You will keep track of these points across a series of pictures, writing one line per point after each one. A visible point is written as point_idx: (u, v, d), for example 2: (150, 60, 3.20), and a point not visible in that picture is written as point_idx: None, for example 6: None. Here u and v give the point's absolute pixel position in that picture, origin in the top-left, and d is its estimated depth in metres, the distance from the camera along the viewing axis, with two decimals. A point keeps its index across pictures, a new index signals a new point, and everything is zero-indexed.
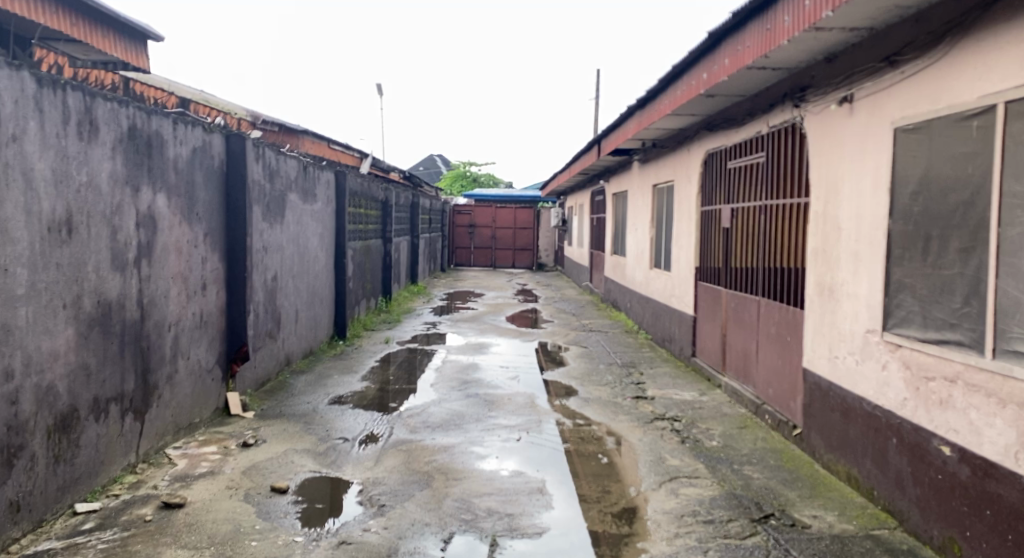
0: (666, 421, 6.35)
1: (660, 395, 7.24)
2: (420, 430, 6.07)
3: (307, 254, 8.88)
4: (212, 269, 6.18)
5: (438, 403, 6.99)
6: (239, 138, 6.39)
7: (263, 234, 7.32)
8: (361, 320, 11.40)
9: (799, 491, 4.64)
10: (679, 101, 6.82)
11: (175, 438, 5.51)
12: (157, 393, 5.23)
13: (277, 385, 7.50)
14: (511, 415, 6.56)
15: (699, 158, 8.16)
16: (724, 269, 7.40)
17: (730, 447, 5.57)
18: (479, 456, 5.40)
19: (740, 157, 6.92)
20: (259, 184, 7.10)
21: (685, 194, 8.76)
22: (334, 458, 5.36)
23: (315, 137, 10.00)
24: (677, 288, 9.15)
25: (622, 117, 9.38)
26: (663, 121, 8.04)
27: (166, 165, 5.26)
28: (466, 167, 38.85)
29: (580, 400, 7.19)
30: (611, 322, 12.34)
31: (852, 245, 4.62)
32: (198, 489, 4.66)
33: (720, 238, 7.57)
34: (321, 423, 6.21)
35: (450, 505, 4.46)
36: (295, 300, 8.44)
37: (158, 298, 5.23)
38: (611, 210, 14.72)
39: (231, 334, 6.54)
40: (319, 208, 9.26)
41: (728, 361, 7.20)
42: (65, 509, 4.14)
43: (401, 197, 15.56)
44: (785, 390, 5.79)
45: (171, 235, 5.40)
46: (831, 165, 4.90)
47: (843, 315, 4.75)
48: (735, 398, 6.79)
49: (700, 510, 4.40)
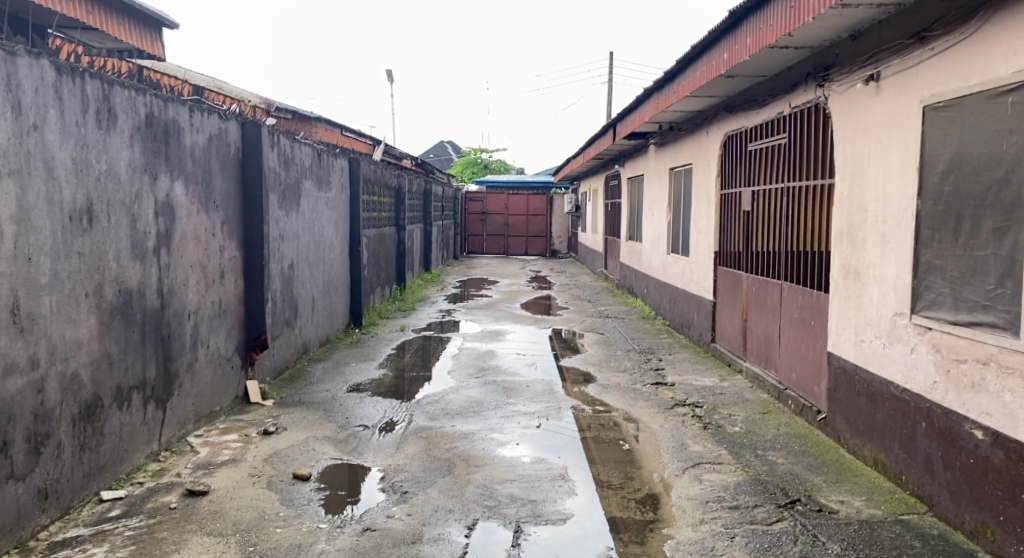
0: (687, 407, 6.31)
1: (680, 381, 7.20)
2: (440, 417, 6.05)
3: (323, 242, 8.86)
4: (230, 258, 6.17)
5: (456, 390, 6.96)
6: (255, 126, 6.36)
7: (279, 222, 7.30)
8: (376, 308, 11.39)
9: (825, 477, 4.59)
10: (698, 83, 6.73)
11: (196, 426, 5.51)
12: (178, 381, 5.23)
13: (295, 373, 7.50)
14: (530, 402, 6.53)
15: (718, 141, 8.07)
16: (745, 253, 7.32)
17: (753, 433, 5.53)
18: (500, 443, 5.38)
19: (761, 140, 6.84)
20: (274, 171, 7.08)
21: (704, 178, 8.68)
22: (354, 445, 5.35)
23: (328, 125, 9.97)
24: (696, 273, 9.09)
25: (638, 101, 9.29)
26: (681, 104, 7.96)
27: (183, 153, 5.24)
28: (478, 154, 38.76)
29: (599, 387, 7.15)
30: (627, 309, 12.29)
31: (879, 227, 4.56)
32: (221, 477, 4.66)
33: (740, 222, 7.49)
34: (341, 411, 6.21)
35: (473, 491, 4.44)
36: (312, 288, 8.44)
37: (178, 286, 5.22)
38: (626, 195, 14.63)
39: (249, 322, 6.53)
40: (333, 195, 9.24)
41: (749, 346, 7.14)
42: (91, 497, 4.14)
43: (415, 184, 15.51)
44: (808, 374, 5.74)
45: (189, 224, 5.38)
46: (857, 145, 4.82)
47: (869, 298, 4.68)
48: (757, 384, 6.74)
49: (725, 496, 4.36)
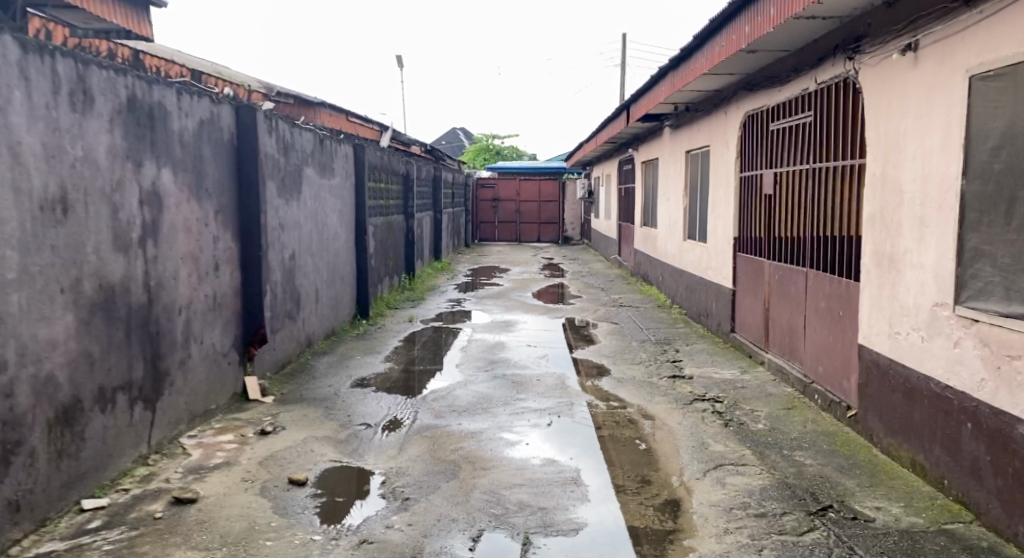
0: (707, 402, 5.99)
1: (699, 373, 6.88)
2: (446, 414, 5.76)
3: (327, 231, 8.58)
4: (225, 249, 5.88)
5: (464, 385, 6.67)
6: (250, 110, 6.06)
7: (279, 211, 7.01)
8: (384, 298, 11.11)
9: (859, 480, 4.26)
10: (717, 59, 6.37)
11: (190, 426, 5.24)
12: (169, 379, 4.96)
13: (297, 368, 7.23)
14: (542, 398, 6.22)
15: (737, 121, 7.71)
16: (766, 240, 6.97)
17: (778, 431, 5.20)
18: (510, 443, 5.08)
19: (784, 119, 6.47)
20: (273, 157, 6.78)
21: (722, 160, 8.31)
22: (355, 446, 5.07)
23: (333, 110, 9.66)
24: (714, 260, 8.74)
25: (652, 81, 8.93)
26: (698, 82, 7.59)
27: (171, 139, 4.95)
28: (489, 141, 38.40)
29: (614, 380, 6.84)
30: (641, 297, 11.95)
31: (917, 210, 4.21)
32: (212, 483, 4.39)
33: (761, 206, 7.13)
34: (343, 408, 5.92)
35: (479, 498, 4.14)
36: (315, 279, 8.16)
37: (167, 280, 4.94)
38: (640, 180, 14.27)
39: (247, 316, 6.25)
40: (337, 182, 8.95)
41: (771, 337, 6.80)
42: (70, 506, 3.87)
43: (424, 171, 15.18)
44: (837, 368, 5.39)
45: (178, 214, 5.09)
46: (892, 121, 4.47)
47: (906, 286, 4.34)
48: (780, 376, 6.40)
49: (751, 502, 4.04)
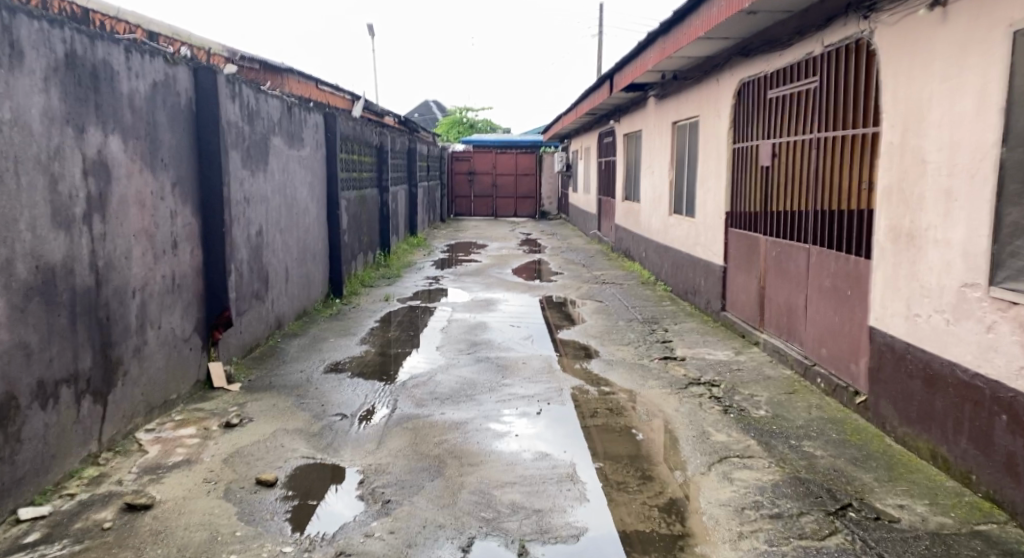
0: (703, 386, 5.65)
1: (692, 355, 6.55)
2: (428, 403, 5.37)
3: (296, 205, 8.10)
4: (185, 224, 5.41)
5: (446, 369, 6.29)
6: (209, 73, 5.58)
7: (244, 183, 6.54)
8: (358, 276, 10.65)
9: (877, 473, 3.93)
10: (714, 21, 5.97)
11: (147, 419, 4.80)
12: (123, 369, 4.51)
13: (266, 352, 6.78)
14: (529, 383, 5.85)
15: (730, 89, 7.32)
16: (763, 214, 6.63)
17: (782, 418, 4.88)
18: (497, 435, 4.70)
19: (785, 86, 6.11)
20: (236, 125, 6.30)
21: (713, 130, 7.94)
22: (329, 440, 4.67)
23: (302, 77, 9.14)
24: (702, 236, 8.40)
25: (639, 48, 8.51)
26: (691, 48, 7.19)
27: (119, 103, 4.48)
28: (463, 113, 37.74)
29: (603, 363, 6.48)
30: (624, 273, 11.61)
31: (942, 181, 3.88)
32: (171, 484, 3.97)
33: (757, 179, 6.78)
34: (317, 397, 5.51)
35: (468, 500, 3.78)
36: (284, 257, 7.69)
37: (118, 259, 4.47)
38: (622, 152, 13.89)
39: (210, 297, 5.80)
40: (307, 153, 8.45)
41: (767, 317, 6.47)
42: (5, 517, 3.44)
43: (397, 143, 14.64)
44: (842, 350, 5.06)
45: (130, 186, 4.62)
46: (914, 84, 4.11)
47: (928, 264, 4.01)
48: (777, 358, 6.08)
49: (763, 501, 3.71)
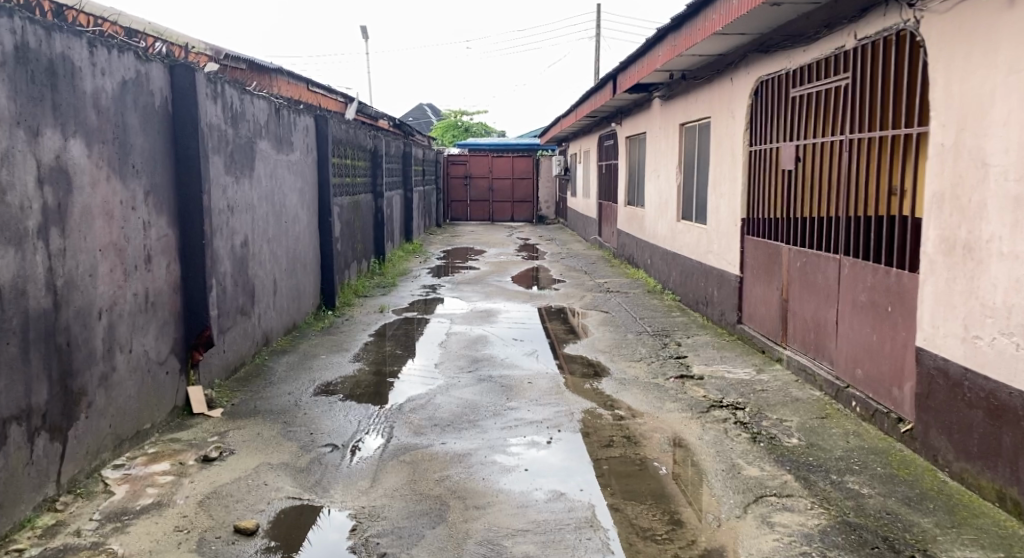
0: (726, 410, 5.19)
1: (710, 373, 6.09)
2: (426, 431, 4.91)
3: (285, 213, 7.63)
4: (159, 236, 4.94)
5: (445, 390, 5.83)
6: (187, 70, 5.12)
7: (228, 190, 6.07)
8: (351, 286, 10.18)
9: (937, 517, 3.48)
10: (734, 14, 5.53)
11: (116, 453, 4.32)
12: (87, 400, 4.03)
13: (252, 372, 6.30)
14: (536, 407, 5.39)
15: (747, 88, 6.88)
16: (785, 222, 6.19)
17: (818, 448, 4.41)
18: (504, 470, 4.24)
19: (811, 84, 5.67)
20: (217, 128, 5.83)
21: (726, 132, 7.50)
22: (318, 477, 4.21)
23: (291, 78, 8.68)
24: (715, 244, 7.95)
25: (647, 46, 8.08)
26: (705, 44, 6.76)
27: (82, 103, 4.02)
28: (458, 117, 37.29)
29: (615, 382, 6.03)
30: (629, 281, 11.16)
31: (1009, 187, 3.44)
32: (137, 535, 3.50)
33: (777, 184, 6.34)
34: (306, 424, 5.05)
35: (474, 553, 3.33)
36: (272, 268, 7.23)
37: (81, 278, 4.00)
38: (625, 156, 13.45)
39: (189, 314, 5.33)
40: (296, 157, 7.99)
41: (791, 332, 6.03)
42: None
43: (392, 147, 14.16)
44: (881, 372, 4.60)
45: (95, 195, 4.15)
46: (972, 77, 3.67)
47: (990, 281, 3.57)
48: (804, 377, 5.64)
49: (811, 553, 3.26)
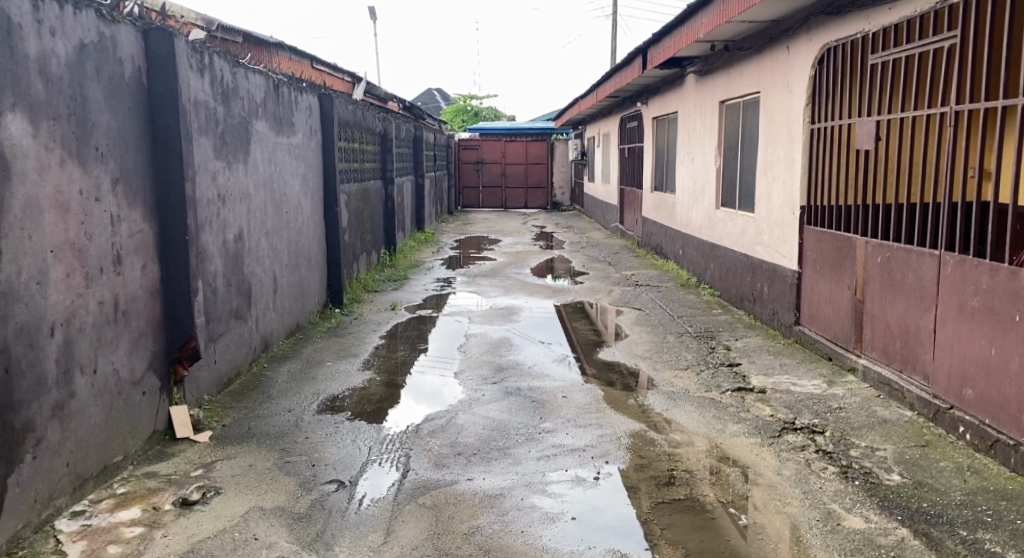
0: (802, 434, 4.39)
1: (772, 385, 5.28)
2: (450, 462, 4.13)
3: (286, 202, 6.84)
4: (133, 231, 4.16)
5: (468, 407, 5.04)
6: (164, 35, 4.33)
7: (218, 177, 5.28)
8: (360, 280, 9.39)
9: None
10: None
11: (76, 498, 3.55)
12: (35, 438, 3.27)
13: (248, 384, 5.53)
14: (575, 430, 4.59)
15: (809, 56, 6.03)
16: (860, 210, 5.36)
17: (931, 488, 3.61)
18: (547, 518, 3.46)
19: (900, 48, 4.82)
20: (204, 105, 5.03)
21: (779, 107, 6.66)
22: (321, 527, 3.44)
23: (293, 53, 7.89)
24: (765, 234, 7.12)
25: (688, 13, 7.23)
26: (761, 6, 5.93)
27: (23, 68, 3.23)
28: (469, 102, 36.31)
29: (663, 396, 5.22)
30: (658, 273, 10.34)
31: None
32: None
33: (849, 166, 5.50)
34: (307, 453, 4.28)
35: None
36: (271, 264, 6.44)
37: (24, 287, 3.22)
38: (651, 138, 12.59)
39: (171, 322, 4.55)
40: (298, 140, 7.19)
41: (868, 338, 5.21)
42: None
43: (403, 131, 13.33)
44: (1004, 395, 3.79)
45: (44, 184, 3.38)
46: None
47: None
48: (889, 393, 4.82)
49: None
